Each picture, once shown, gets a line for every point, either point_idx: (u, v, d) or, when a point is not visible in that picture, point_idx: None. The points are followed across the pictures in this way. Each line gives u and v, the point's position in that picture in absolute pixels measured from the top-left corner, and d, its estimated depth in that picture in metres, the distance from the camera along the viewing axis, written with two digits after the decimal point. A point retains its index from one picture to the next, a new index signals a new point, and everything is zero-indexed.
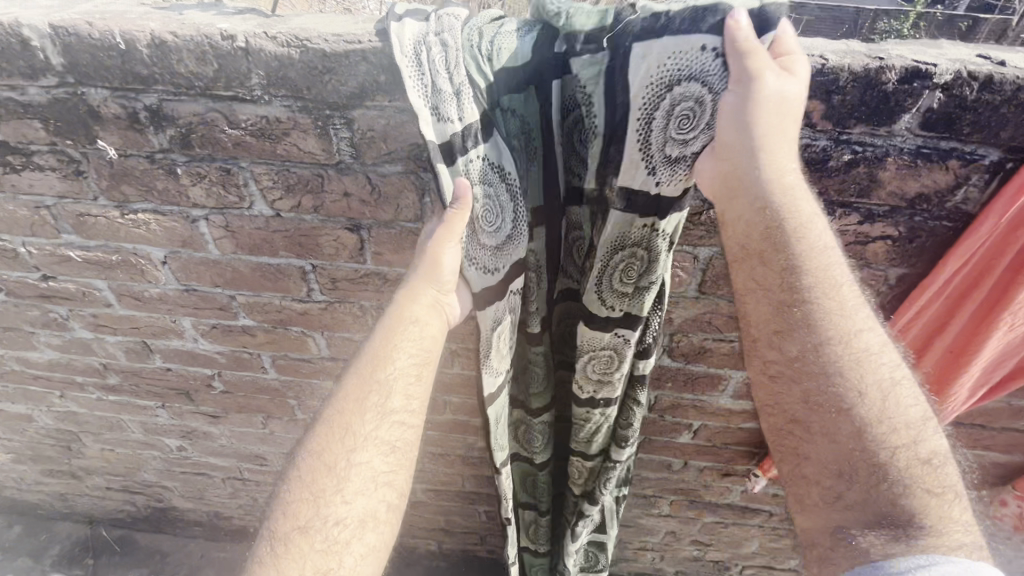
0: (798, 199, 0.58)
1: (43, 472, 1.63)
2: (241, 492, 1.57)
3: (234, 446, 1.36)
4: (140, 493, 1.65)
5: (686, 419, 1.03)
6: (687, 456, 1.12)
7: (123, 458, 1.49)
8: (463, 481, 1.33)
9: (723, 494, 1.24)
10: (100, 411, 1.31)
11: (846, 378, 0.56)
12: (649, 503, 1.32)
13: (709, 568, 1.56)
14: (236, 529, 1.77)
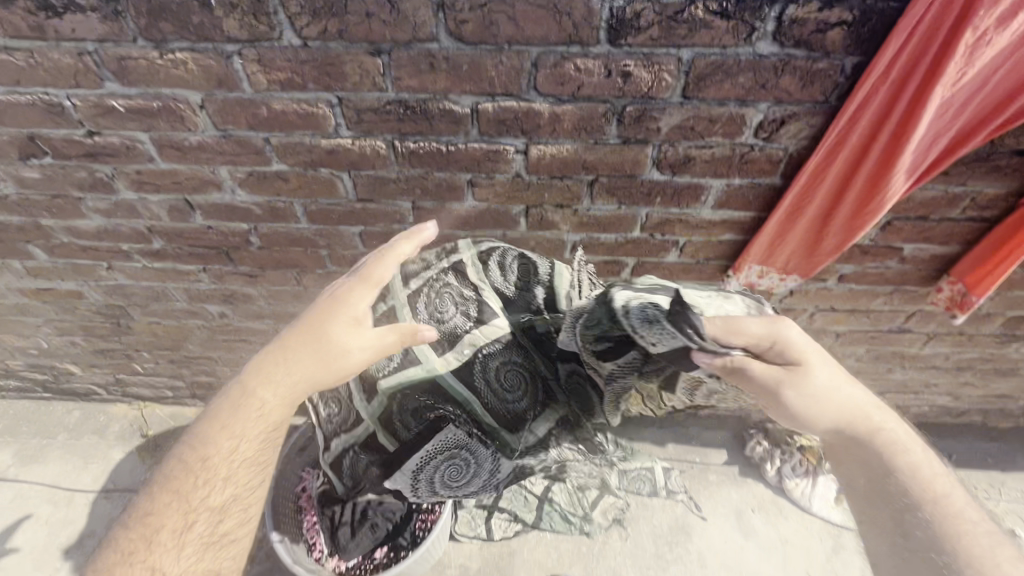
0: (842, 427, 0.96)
1: (96, 353, 1.81)
2: None
3: (271, 307, 1.52)
4: (189, 365, 1.85)
5: (674, 237, 1.19)
6: (674, 275, 1.30)
7: (170, 332, 1.66)
8: None
9: None
10: (146, 281, 1.45)
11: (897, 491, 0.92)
12: None
13: None
14: None
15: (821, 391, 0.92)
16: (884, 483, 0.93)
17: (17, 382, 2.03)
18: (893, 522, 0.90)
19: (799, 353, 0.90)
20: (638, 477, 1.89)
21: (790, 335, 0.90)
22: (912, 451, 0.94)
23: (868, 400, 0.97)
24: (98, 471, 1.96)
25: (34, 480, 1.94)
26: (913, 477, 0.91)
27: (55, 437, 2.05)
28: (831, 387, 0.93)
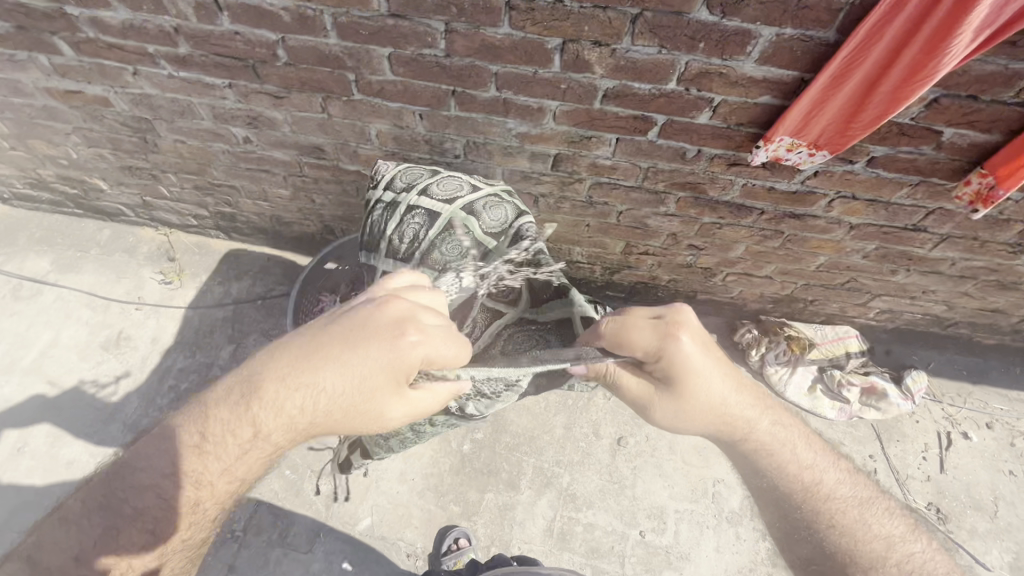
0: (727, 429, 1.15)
1: (124, 170, 1.85)
2: (300, 194, 1.80)
3: (295, 136, 1.53)
4: (212, 194, 1.90)
5: (709, 94, 1.16)
6: (702, 139, 1.28)
7: (195, 154, 1.69)
8: (502, 174, 1.53)
9: (724, 189, 1.44)
10: (172, 93, 1.44)
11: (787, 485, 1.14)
12: (657, 202, 1.54)
13: (697, 276, 1.88)
14: (297, 236, 2.09)
15: (705, 399, 1.10)
16: (755, 454, 1.16)
17: (49, 195, 2.10)
18: (768, 480, 1.16)
19: (686, 373, 1.08)
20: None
21: (686, 353, 1.07)
22: (772, 437, 1.16)
23: (734, 403, 1.14)
24: (129, 286, 2.11)
25: (71, 286, 2.10)
26: (773, 450, 1.15)
27: (88, 252, 2.17)
28: (712, 395, 1.10)
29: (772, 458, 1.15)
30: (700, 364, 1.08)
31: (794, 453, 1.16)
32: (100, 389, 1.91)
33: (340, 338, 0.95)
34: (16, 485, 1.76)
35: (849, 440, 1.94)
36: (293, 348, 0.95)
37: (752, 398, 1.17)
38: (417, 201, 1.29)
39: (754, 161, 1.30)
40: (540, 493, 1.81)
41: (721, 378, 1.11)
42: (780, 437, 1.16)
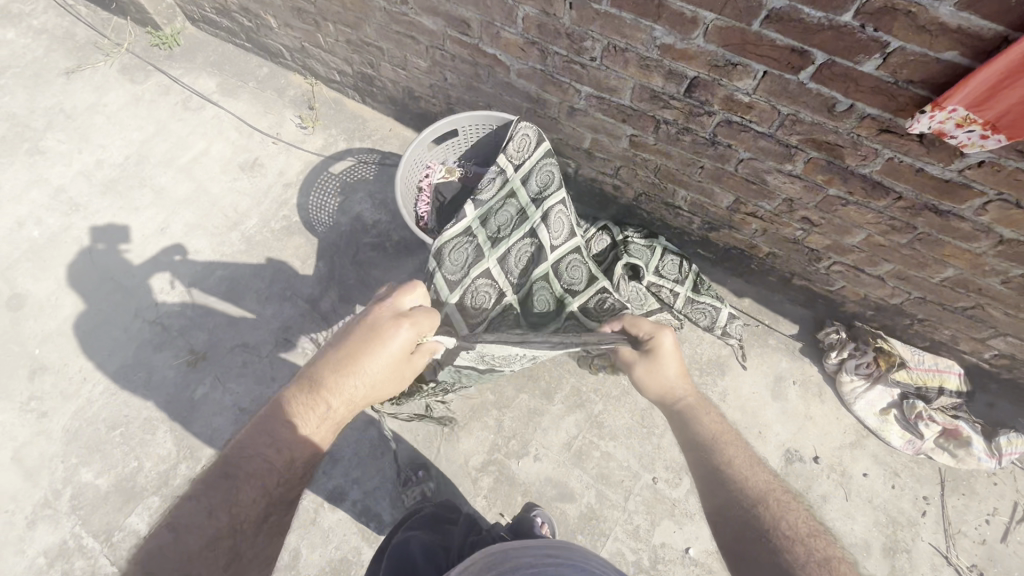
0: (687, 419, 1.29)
1: (293, 11, 2.03)
2: (435, 69, 1.88)
3: (448, 6, 1.59)
4: (360, 51, 2.03)
5: (886, 36, 1.04)
6: (860, 91, 1.16)
7: (356, 6, 1.81)
8: (632, 89, 1.50)
9: (865, 160, 1.31)
10: None
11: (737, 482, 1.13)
12: (785, 157, 1.43)
13: (800, 257, 1.77)
14: (420, 114, 2.20)
15: (659, 380, 1.35)
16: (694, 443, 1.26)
17: (229, 24, 2.36)
18: (712, 487, 1.15)
19: (654, 355, 1.36)
20: (701, 310, 1.94)
21: (662, 342, 1.36)
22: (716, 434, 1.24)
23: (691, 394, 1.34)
24: (272, 121, 2.36)
25: (228, 109, 2.38)
26: (708, 440, 1.23)
27: (247, 83, 2.44)
28: (666, 379, 1.35)
29: (707, 442, 1.23)
30: (672, 353, 1.36)
31: (734, 451, 1.20)
32: (231, 200, 2.21)
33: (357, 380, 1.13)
34: (155, 257, 2.12)
35: (906, 474, 1.80)
36: (328, 362, 1.12)
37: (703, 406, 1.32)
38: (520, 188, 1.57)
39: (912, 130, 1.15)
40: (571, 411, 1.88)
41: (682, 377, 1.35)
42: (725, 436, 1.24)
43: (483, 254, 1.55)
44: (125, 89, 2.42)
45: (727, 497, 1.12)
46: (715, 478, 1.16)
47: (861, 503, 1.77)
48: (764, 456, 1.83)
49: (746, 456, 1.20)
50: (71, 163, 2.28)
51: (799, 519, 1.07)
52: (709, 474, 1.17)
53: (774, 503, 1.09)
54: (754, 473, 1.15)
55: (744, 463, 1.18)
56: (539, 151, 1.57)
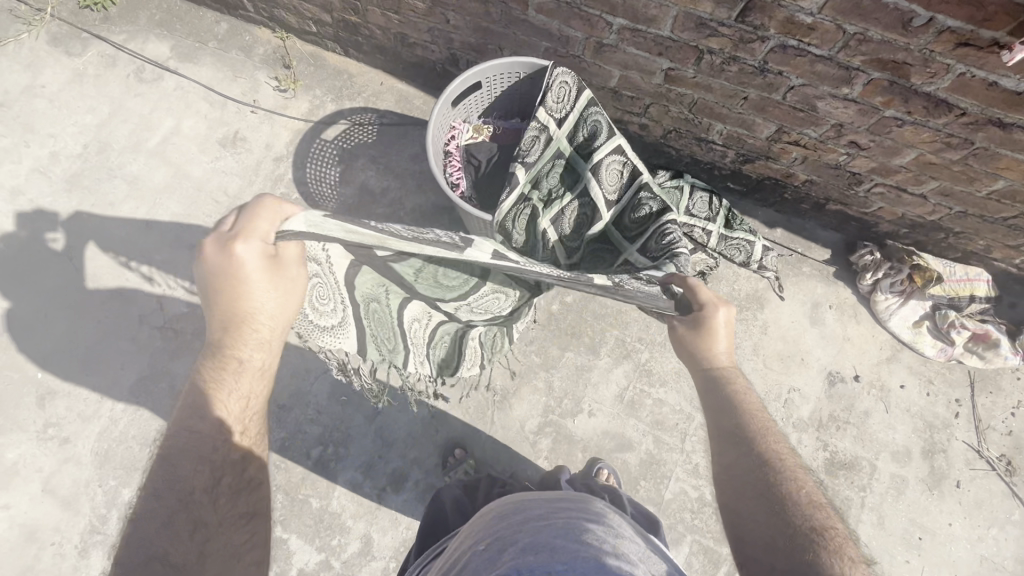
0: (718, 388, 1.23)
1: None
2: (436, 10, 1.67)
3: None
4: None
5: None
6: (945, 4, 1.08)
7: None
8: (673, 18, 1.36)
9: (934, 77, 1.24)
10: None
11: (758, 458, 1.12)
12: (843, 81, 1.35)
13: (840, 182, 1.72)
14: (416, 62, 1.98)
15: (707, 347, 1.23)
16: (727, 416, 1.20)
17: None
18: (730, 453, 1.16)
19: (706, 331, 1.22)
20: (736, 246, 1.89)
21: (714, 318, 1.21)
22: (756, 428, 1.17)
23: (730, 365, 1.25)
24: (245, 87, 2.09)
25: (191, 78, 2.10)
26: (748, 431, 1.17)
27: (206, 43, 2.13)
28: (712, 359, 1.23)
29: (744, 432, 1.16)
30: (723, 326, 1.22)
31: (775, 450, 1.14)
32: (218, 184, 1.99)
33: (233, 328, 1.08)
34: (147, 257, 1.92)
35: (938, 380, 1.89)
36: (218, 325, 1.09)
37: (740, 381, 1.25)
38: (566, 142, 1.48)
39: (1006, 59, 1.12)
40: (618, 363, 1.87)
41: (727, 349, 1.24)
42: (765, 428, 1.17)
43: (541, 218, 1.49)
44: (63, 64, 2.09)
45: (754, 489, 1.08)
46: (748, 471, 1.11)
47: (900, 413, 1.86)
48: (809, 381, 1.88)
49: (772, 428, 1.19)
50: (21, 159, 1.99)
51: (833, 530, 1.00)
52: (742, 467, 1.12)
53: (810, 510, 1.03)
54: (790, 476, 1.09)
55: (767, 435, 1.16)
56: (580, 100, 1.45)
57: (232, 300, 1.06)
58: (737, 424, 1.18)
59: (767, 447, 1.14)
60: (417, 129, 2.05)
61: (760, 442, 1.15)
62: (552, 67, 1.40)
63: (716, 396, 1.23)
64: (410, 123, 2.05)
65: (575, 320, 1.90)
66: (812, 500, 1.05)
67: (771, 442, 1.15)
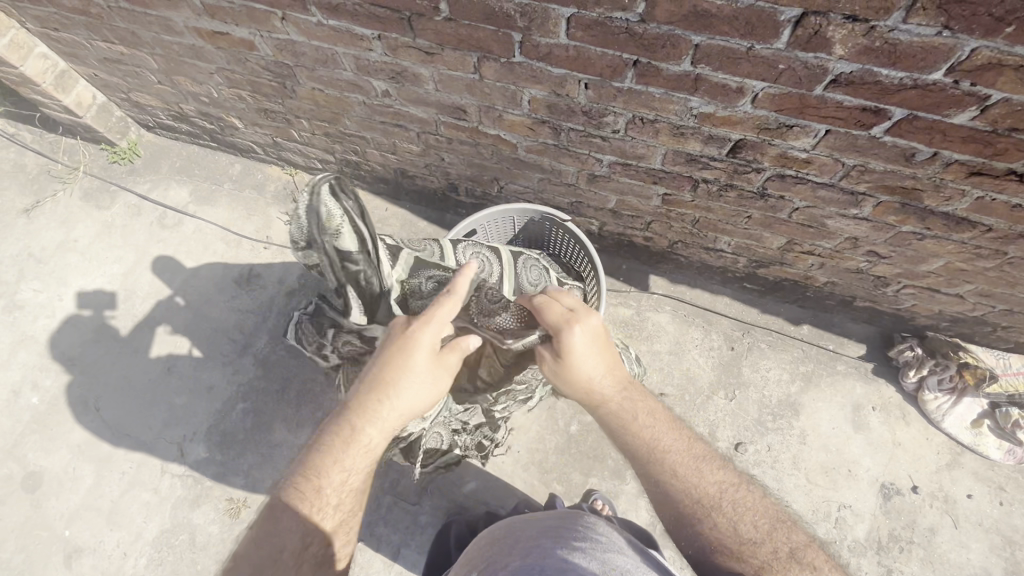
0: (620, 413, 1.18)
1: (258, 112, 1.84)
2: (430, 151, 1.71)
3: (438, 95, 1.41)
4: (341, 142, 1.86)
5: (986, 90, 0.88)
6: (949, 142, 1.01)
7: (331, 102, 1.62)
8: (661, 155, 1.34)
9: (950, 199, 1.16)
10: (319, 41, 1.34)
11: (672, 474, 1.08)
12: (850, 203, 1.28)
13: (865, 283, 1.62)
14: (417, 189, 2.03)
15: (583, 380, 1.20)
16: (631, 446, 1.14)
17: (189, 127, 2.16)
18: (648, 484, 1.11)
19: (569, 360, 1.20)
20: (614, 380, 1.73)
21: (571, 342, 1.19)
22: (652, 435, 1.14)
23: (609, 383, 1.20)
24: (259, 224, 2.17)
25: (208, 220, 2.20)
26: (641, 444, 1.13)
27: (222, 185, 2.25)
28: (590, 382, 1.20)
29: (645, 449, 1.12)
30: (585, 351, 1.19)
31: (672, 448, 1.12)
32: (234, 322, 2.03)
33: (374, 395, 1.21)
34: (168, 403, 1.96)
35: (1010, 486, 1.69)
36: None
37: (629, 398, 1.20)
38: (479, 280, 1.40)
39: None
40: (646, 486, 1.77)
41: (602, 371, 1.20)
42: (655, 432, 1.14)
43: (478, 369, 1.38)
44: (93, 217, 2.22)
45: (682, 509, 1.06)
46: (659, 489, 1.09)
47: (972, 528, 1.66)
48: (860, 496, 1.71)
49: (674, 437, 1.14)
50: (54, 313, 2.08)
51: (757, 515, 1.04)
52: (652, 486, 1.10)
53: (724, 506, 1.04)
54: (682, 463, 1.09)
55: (666, 446, 1.12)
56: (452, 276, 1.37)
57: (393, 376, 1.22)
58: (642, 448, 1.12)
59: (675, 463, 1.09)
60: None
61: (669, 459, 1.10)
62: (531, 208, 1.61)
63: (618, 429, 1.17)
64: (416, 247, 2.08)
65: (596, 442, 1.82)
66: (745, 507, 1.04)
67: (678, 451, 1.11)
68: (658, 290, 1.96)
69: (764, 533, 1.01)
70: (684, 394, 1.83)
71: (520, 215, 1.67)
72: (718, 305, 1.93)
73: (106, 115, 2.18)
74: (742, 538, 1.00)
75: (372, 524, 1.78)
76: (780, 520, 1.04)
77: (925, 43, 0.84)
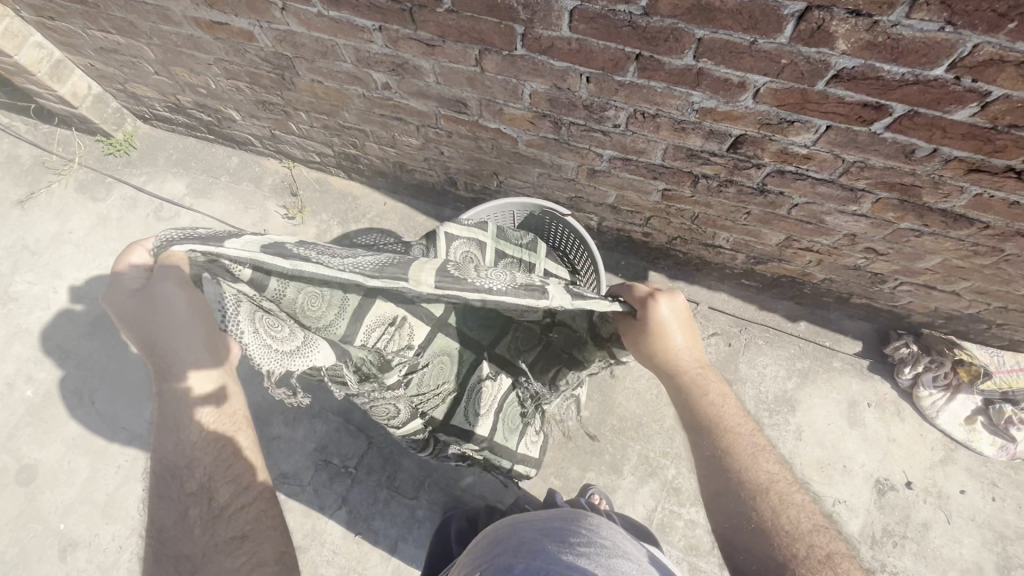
0: (691, 388, 1.20)
1: (256, 104, 1.83)
2: (430, 144, 1.71)
3: (439, 88, 1.40)
4: (340, 135, 1.85)
5: (987, 86, 0.88)
6: (949, 139, 1.01)
7: (330, 95, 1.61)
8: (661, 150, 1.34)
9: (948, 196, 1.17)
10: (319, 32, 1.33)
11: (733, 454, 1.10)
12: (849, 200, 1.29)
13: (862, 280, 1.63)
14: (417, 184, 2.02)
15: (666, 349, 1.22)
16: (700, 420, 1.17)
17: (185, 119, 2.15)
18: (707, 459, 1.13)
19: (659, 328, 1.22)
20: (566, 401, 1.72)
21: (659, 314, 1.21)
22: (722, 413, 1.17)
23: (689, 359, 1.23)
24: (257, 217, 2.16)
25: (205, 213, 2.18)
26: (713, 421, 1.16)
27: (219, 178, 2.23)
28: (671, 352, 1.22)
29: (714, 425, 1.15)
30: (670, 323, 1.22)
31: (737, 427, 1.15)
32: None
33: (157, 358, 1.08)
34: (164, 396, 1.95)
35: (1003, 482, 1.71)
36: None
37: (704, 376, 1.23)
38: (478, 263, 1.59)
39: None
40: (644, 481, 1.78)
41: (684, 345, 1.23)
42: (726, 413, 1.17)
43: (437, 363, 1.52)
44: (88, 210, 2.20)
45: (733, 488, 1.07)
46: (716, 466, 1.11)
47: (965, 524, 1.68)
48: (854, 491, 1.72)
49: (740, 421, 1.17)
50: (48, 306, 2.07)
51: (802, 513, 1.03)
52: (710, 463, 1.12)
53: (778, 495, 1.05)
54: (744, 446, 1.12)
55: (734, 427, 1.15)
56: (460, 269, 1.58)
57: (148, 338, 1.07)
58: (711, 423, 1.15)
59: (740, 444, 1.12)
60: None
61: (736, 438, 1.13)
62: (530, 202, 1.61)
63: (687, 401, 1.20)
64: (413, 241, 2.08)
65: (593, 437, 1.83)
66: (789, 506, 1.04)
67: (741, 434, 1.14)
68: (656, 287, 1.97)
69: (806, 529, 1.01)
70: None
71: (519, 210, 1.66)
72: (716, 301, 1.94)
73: (102, 106, 2.16)
74: (791, 528, 1.00)
75: (370, 518, 1.78)
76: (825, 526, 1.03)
77: (928, 38, 0.84)
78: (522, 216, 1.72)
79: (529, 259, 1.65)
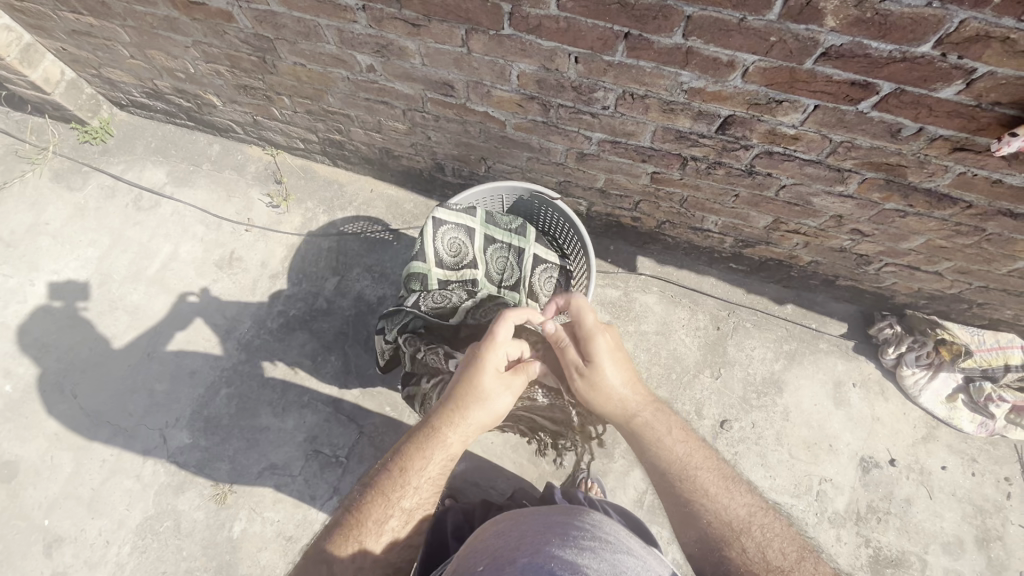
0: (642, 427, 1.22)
1: (238, 89, 1.78)
2: (416, 129, 1.68)
3: (425, 70, 1.38)
4: (324, 121, 1.81)
5: (972, 63, 0.89)
6: (934, 117, 1.02)
7: (314, 79, 1.58)
8: (650, 132, 1.33)
9: (933, 175, 1.18)
10: (300, 12, 1.30)
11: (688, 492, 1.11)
12: (836, 180, 1.29)
13: (848, 261, 1.65)
14: (404, 170, 2.00)
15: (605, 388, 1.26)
16: (655, 461, 1.18)
17: (164, 105, 2.09)
18: (669, 498, 1.13)
19: (593, 367, 1.26)
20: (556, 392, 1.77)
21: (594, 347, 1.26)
22: (678, 453, 1.17)
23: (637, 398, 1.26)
24: (240, 205, 2.11)
25: (187, 201, 2.13)
26: (665, 459, 1.17)
27: (200, 166, 2.18)
28: (609, 386, 1.26)
29: (666, 462, 1.16)
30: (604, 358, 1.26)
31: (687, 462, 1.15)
32: (215, 307, 1.99)
33: (453, 411, 1.15)
34: (148, 389, 1.92)
35: (983, 457, 1.76)
36: None
37: (656, 412, 1.24)
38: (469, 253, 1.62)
39: None
40: (634, 465, 1.79)
41: (621, 380, 1.26)
42: (677, 450, 1.18)
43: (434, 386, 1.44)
44: (64, 200, 2.14)
45: (695, 526, 1.07)
46: (676, 503, 1.12)
47: (946, 499, 1.72)
48: (840, 469, 1.76)
49: (689, 454, 1.17)
50: (25, 299, 2.01)
51: (784, 541, 1.04)
52: (671, 501, 1.12)
53: (744, 531, 1.05)
54: (698, 479, 1.12)
55: (685, 459, 1.16)
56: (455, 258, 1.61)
57: (462, 403, 1.15)
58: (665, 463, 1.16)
59: (689, 476, 1.13)
60: (408, 235, 2.06)
61: (687, 472, 1.14)
62: (518, 187, 1.60)
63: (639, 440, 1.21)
64: (401, 229, 2.06)
65: None
66: (770, 538, 1.04)
67: (690, 466, 1.15)
68: (646, 271, 1.97)
69: (792, 561, 1.00)
70: (671, 373, 1.85)
71: (507, 196, 1.66)
72: (704, 285, 1.95)
73: (76, 92, 2.09)
74: (767, 564, 0.99)
75: None
76: (804, 548, 1.03)
77: (915, 13, 0.84)
78: (512, 200, 1.71)
79: (519, 243, 1.66)
